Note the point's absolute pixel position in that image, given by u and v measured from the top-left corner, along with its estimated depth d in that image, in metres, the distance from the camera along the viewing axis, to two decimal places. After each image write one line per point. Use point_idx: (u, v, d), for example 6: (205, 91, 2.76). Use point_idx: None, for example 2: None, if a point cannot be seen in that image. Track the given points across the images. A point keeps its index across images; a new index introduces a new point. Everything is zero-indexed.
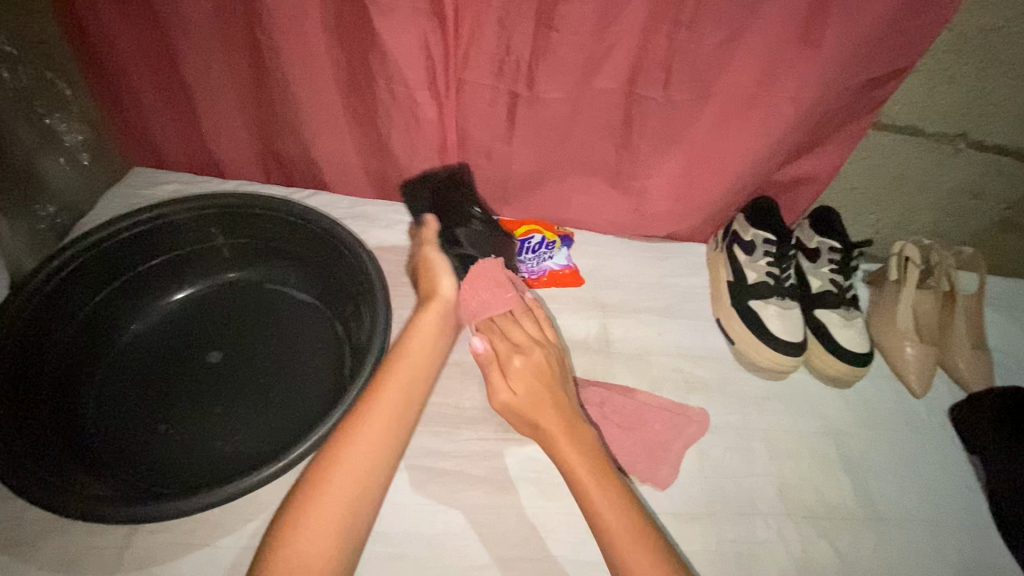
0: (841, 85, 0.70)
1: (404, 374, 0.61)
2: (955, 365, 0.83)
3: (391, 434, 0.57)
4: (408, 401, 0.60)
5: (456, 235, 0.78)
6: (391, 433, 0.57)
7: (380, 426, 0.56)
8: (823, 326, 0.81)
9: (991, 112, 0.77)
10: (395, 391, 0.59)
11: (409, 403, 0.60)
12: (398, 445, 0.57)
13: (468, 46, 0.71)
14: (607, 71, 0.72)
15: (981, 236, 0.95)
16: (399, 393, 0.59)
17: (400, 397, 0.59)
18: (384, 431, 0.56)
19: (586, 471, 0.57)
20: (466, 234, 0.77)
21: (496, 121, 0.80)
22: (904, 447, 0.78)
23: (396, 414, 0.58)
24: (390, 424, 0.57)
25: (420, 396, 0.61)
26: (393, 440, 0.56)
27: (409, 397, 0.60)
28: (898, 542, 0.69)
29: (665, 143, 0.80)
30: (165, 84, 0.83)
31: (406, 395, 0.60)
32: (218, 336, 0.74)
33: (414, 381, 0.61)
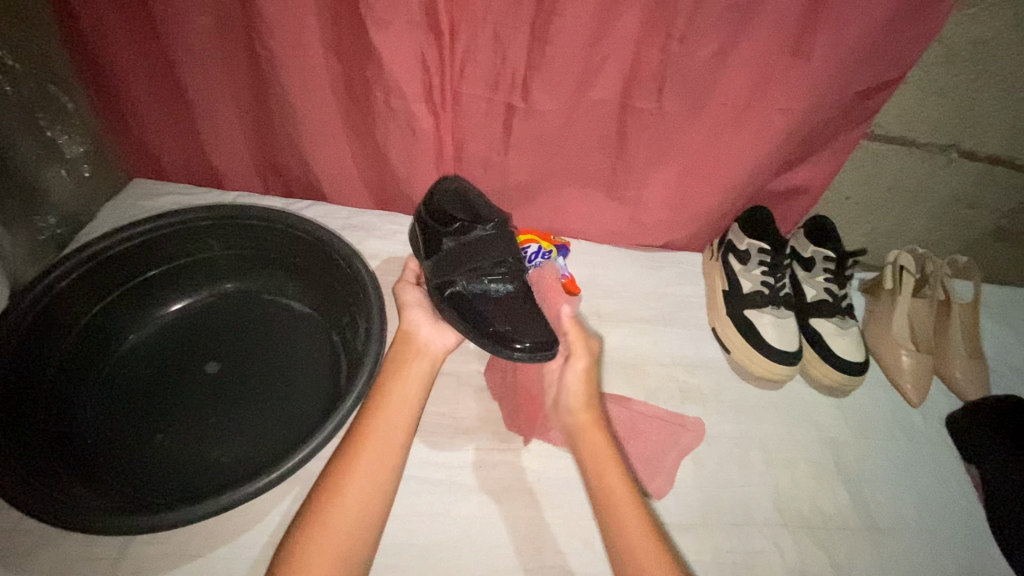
0: (832, 95, 0.71)
1: (379, 433, 0.57)
2: (951, 374, 0.83)
3: (368, 506, 0.53)
4: (386, 463, 0.56)
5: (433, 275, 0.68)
6: (369, 505, 0.53)
7: (356, 497, 0.53)
8: (818, 335, 0.81)
9: (982, 122, 0.77)
10: (370, 453, 0.56)
11: (387, 465, 0.56)
12: (379, 516, 0.54)
13: (464, 60, 0.73)
14: (601, 82, 0.73)
15: (975, 244, 0.95)
16: (376, 455, 0.56)
17: (378, 459, 0.56)
18: (360, 502, 0.53)
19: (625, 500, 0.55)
20: (441, 264, 0.68)
21: (492, 132, 0.81)
22: (901, 456, 0.78)
23: (373, 480, 0.54)
24: (367, 495, 0.53)
25: (400, 454, 0.57)
26: (370, 512, 0.53)
27: (386, 458, 0.56)
28: (895, 552, 0.69)
29: (659, 154, 0.81)
30: (165, 96, 0.84)
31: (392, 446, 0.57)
32: (216, 346, 0.75)
33: (396, 433, 0.58)
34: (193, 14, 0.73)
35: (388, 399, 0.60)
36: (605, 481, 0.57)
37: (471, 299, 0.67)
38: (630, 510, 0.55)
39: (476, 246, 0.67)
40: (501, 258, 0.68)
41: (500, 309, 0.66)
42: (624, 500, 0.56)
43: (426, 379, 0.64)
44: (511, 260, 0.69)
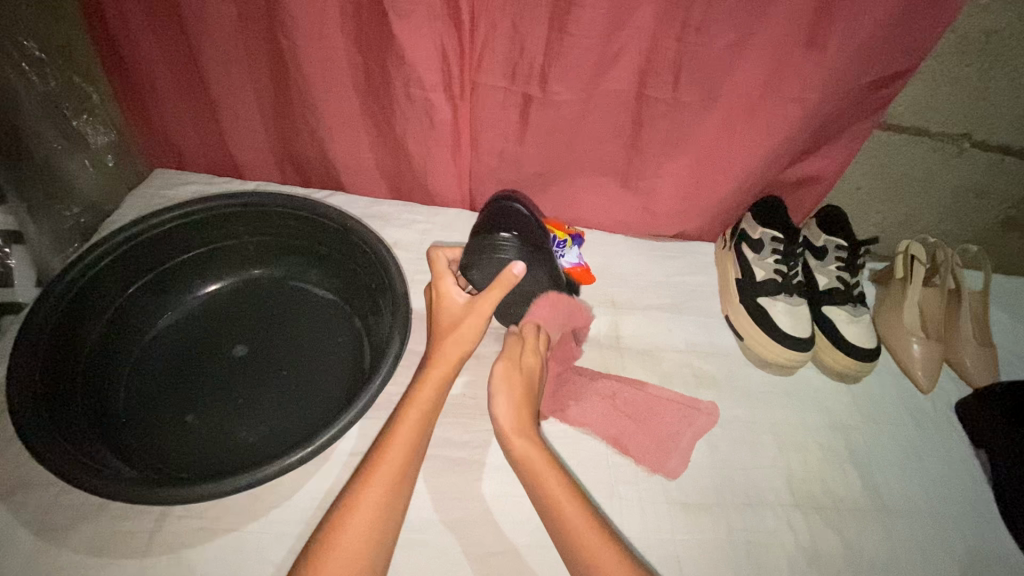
0: (846, 85, 0.72)
1: (395, 460, 0.57)
2: (960, 362, 0.85)
3: (378, 532, 0.54)
4: (399, 490, 0.56)
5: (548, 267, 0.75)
6: (380, 533, 0.54)
7: (368, 524, 0.53)
8: (830, 323, 0.82)
9: (993, 112, 0.78)
10: (385, 480, 0.56)
11: (399, 494, 0.56)
12: (388, 543, 0.54)
13: (482, 50, 0.74)
14: (618, 72, 0.74)
15: (985, 234, 0.96)
16: (390, 475, 0.56)
17: (391, 486, 0.56)
18: (371, 529, 0.53)
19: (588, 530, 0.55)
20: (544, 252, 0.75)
21: (509, 121, 0.83)
22: (913, 440, 0.79)
23: (385, 507, 0.55)
24: (379, 523, 0.54)
25: (410, 482, 0.58)
26: (380, 540, 0.54)
27: (399, 486, 0.56)
28: (906, 533, 0.70)
29: (674, 144, 0.82)
30: (188, 89, 0.85)
31: (413, 450, 0.59)
32: (243, 330, 0.77)
33: (416, 442, 0.59)
34: (216, 6, 0.74)
35: (402, 425, 0.59)
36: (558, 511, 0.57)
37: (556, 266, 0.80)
38: (597, 540, 0.54)
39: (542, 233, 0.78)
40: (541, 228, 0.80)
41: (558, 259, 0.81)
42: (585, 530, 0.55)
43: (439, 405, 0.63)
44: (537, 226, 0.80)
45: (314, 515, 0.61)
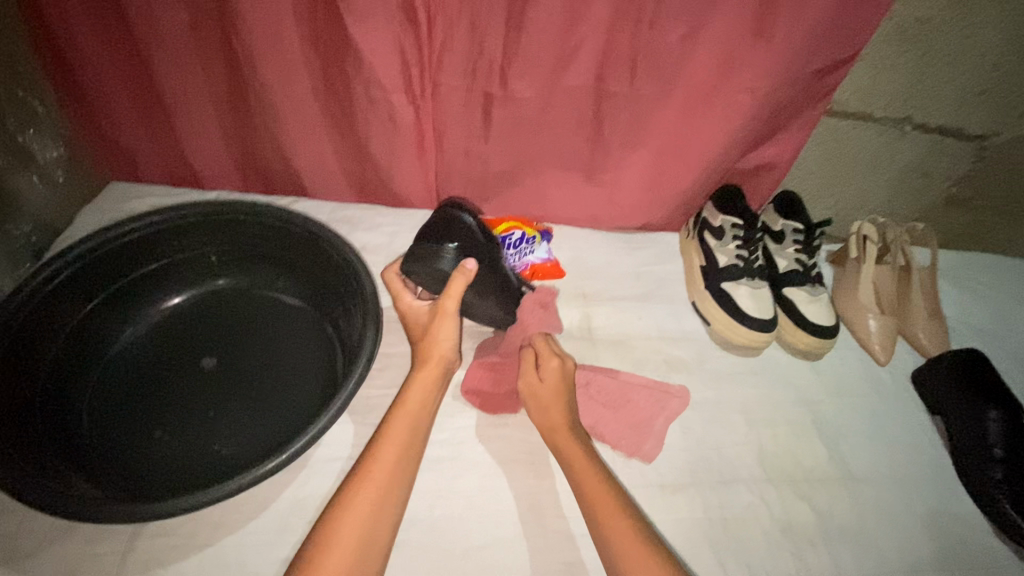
0: (793, 75, 0.75)
1: (383, 472, 0.58)
2: (914, 334, 0.89)
3: (379, 521, 0.55)
4: (386, 508, 0.56)
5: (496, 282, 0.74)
6: (367, 552, 0.53)
7: (367, 513, 0.55)
8: (791, 303, 0.85)
9: (930, 96, 0.83)
10: (384, 470, 0.58)
11: (397, 487, 0.58)
12: (376, 565, 0.53)
13: (442, 49, 0.74)
14: (576, 68, 0.76)
15: (931, 212, 1.01)
16: (389, 466, 0.58)
17: (381, 496, 0.56)
18: (361, 539, 0.53)
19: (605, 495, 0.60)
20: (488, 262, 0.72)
21: (472, 120, 0.83)
22: (874, 410, 0.82)
23: (377, 512, 0.55)
24: (378, 511, 0.55)
25: (400, 495, 0.58)
26: (368, 557, 0.53)
27: (386, 504, 0.56)
28: (873, 498, 0.73)
29: (635, 137, 0.84)
30: (141, 99, 0.83)
31: (411, 442, 0.61)
32: (211, 342, 0.75)
33: (415, 435, 0.62)
34: (167, 14, 0.73)
35: (397, 421, 0.62)
36: (585, 481, 0.62)
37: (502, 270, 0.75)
38: (599, 493, 0.61)
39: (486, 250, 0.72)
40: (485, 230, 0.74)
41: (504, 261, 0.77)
42: (596, 491, 0.61)
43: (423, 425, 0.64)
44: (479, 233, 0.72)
45: (294, 523, 0.60)
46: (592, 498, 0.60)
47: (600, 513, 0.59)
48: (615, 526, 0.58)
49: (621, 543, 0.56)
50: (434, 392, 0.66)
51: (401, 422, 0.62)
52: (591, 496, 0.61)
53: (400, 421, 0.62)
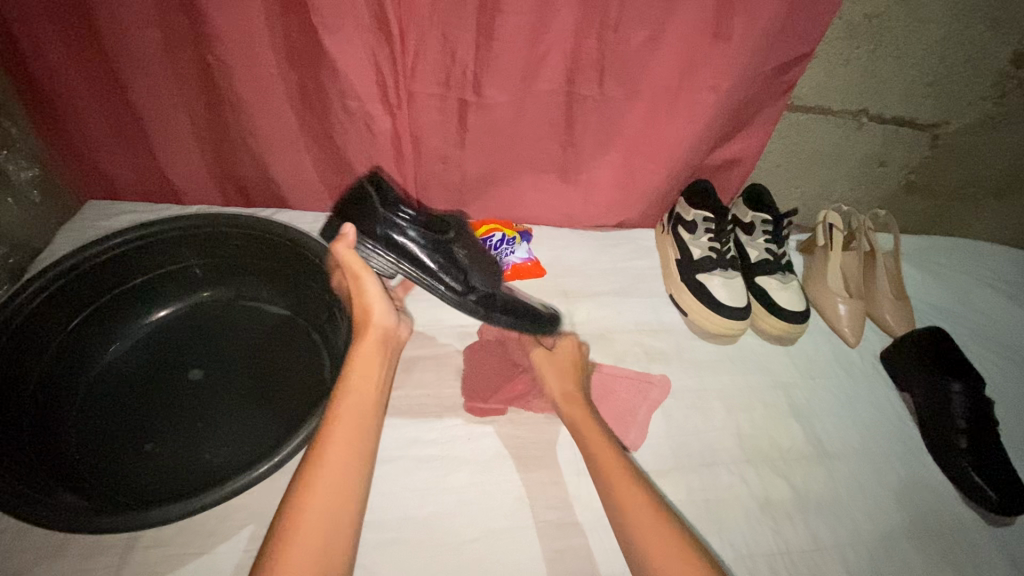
0: (753, 73, 0.79)
1: (350, 419, 0.60)
2: (881, 315, 0.93)
3: (355, 464, 0.57)
4: (345, 508, 0.54)
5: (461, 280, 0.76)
6: (329, 555, 0.51)
7: (342, 457, 0.57)
8: (764, 290, 0.89)
9: (883, 89, 0.87)
10: (350, 419, 0.60)
11: (366, 432, 0.60)
12: (355, 511, 0.55)
13: (415, 58, 0.76)
14: (546, 73, 0.79)
15: (892, 199, 1.06)
16: (354, 415, 0.61)
17: (354, 440, 0.59)
18: (341, 480, 0.55)
19: (619, 470, 0.62)
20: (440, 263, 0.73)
21: (448, 126, 0.86)
22: (845, 390, 0.86)
23: (351, 455, 0.58)
24: (352, 454, 0.58)
25: (370, 440, 0.60)
26: (349, 496, 0.55)
27: (344, 503, 0.54)
28: (847, 473, 0.76)
29: (606, 137, 0.87)
30: (116, 117, 0.84)
31: (372, 393, 0.64)
32: (197, 353, 0.76)
33: (375, 385, 0.65)
34: (140, 33, 0.74)
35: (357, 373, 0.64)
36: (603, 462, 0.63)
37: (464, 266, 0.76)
38: (616, 471, 0.61)
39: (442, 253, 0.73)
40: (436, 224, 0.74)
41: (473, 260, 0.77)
42: (612, 468, 0.62)
43: (374, 420, 0.62)
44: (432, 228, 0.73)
45: None
46: (605, 472, 0.61)
47: (615, 484, 0.60)
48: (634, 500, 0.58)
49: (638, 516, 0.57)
50: (381, 387, 0.65)
51: (360, 374, 0.64)
52: (606, 472, 0.62)
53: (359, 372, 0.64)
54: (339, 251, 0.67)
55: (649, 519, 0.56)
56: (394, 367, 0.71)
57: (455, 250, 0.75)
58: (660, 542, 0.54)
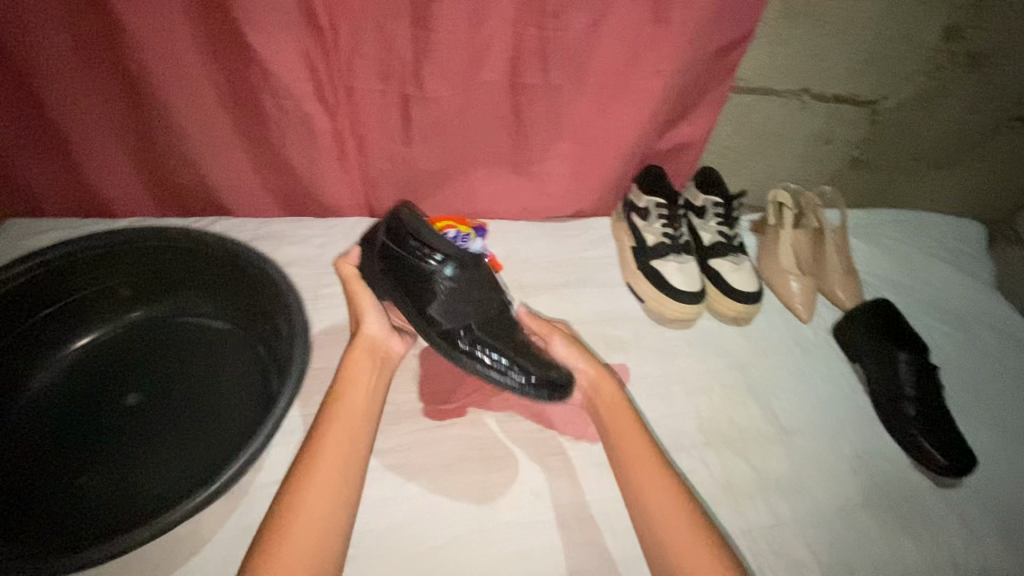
0: (696, 56, 0.79)
1: (347, 410, 0.62)
2: (832, 290, 0.96)
3: (352, 452, 0.59)
4: (334, 514, 0.55)
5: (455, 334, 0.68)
6: (324, 537, 0.53)
7: (339, 445, 0.59)
8: (717, 274, 0.89)
9: (823, 67, 0.89)
10: (347, 411, 0.62)
11: (364, 423, 0.62)
12: (352, 495, 0.57)
13: (351, 53, 0.73)
14: (489, 63, 0.77)
15: (838, 175, 1.08)
16: (351, 406, 0.63)
17: (350, 430, 0.61)
18: (340, 466, 0.57)
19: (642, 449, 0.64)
20: (445, 307, 0.67)
21: (392, 123, 0.83)
22: (800, 366, 0.87)
23: (348, 443, 0.60)
24: (350, 442, 0.60)
25: (368, 428, 0.62)
26: (347, 482, 0.57)
27: (340, 494, 0.56)
28: (804, 448, 0.78)
29: (555, 127, 0.86)
30: (29, 126, 0.77)
31: (371, 387, 0.66)
32: (132, 376, 0.71)
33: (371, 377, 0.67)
34: (45, 34, 0.68)
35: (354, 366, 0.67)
36: (624, 441, 0.65)
37: (470, 320, 0.68)
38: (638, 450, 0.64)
39: (456, 293, 0.67)
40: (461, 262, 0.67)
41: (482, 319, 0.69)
42: (631, 446, 0.64)
43: (368, 416, 0.64)
44: (458, 266, 0.67)
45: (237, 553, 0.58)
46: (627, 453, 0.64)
47: (635, 464, 0.63)
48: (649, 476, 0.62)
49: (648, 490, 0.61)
50: (377, 383, 0.68)
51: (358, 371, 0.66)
52: (629, 451, 0.64)
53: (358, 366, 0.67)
54: (340, 267, 0.74)
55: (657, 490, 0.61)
56: (388, 380, 0.71)
57: (432, 288, 0.66)
58: (669, 520, 0.58)
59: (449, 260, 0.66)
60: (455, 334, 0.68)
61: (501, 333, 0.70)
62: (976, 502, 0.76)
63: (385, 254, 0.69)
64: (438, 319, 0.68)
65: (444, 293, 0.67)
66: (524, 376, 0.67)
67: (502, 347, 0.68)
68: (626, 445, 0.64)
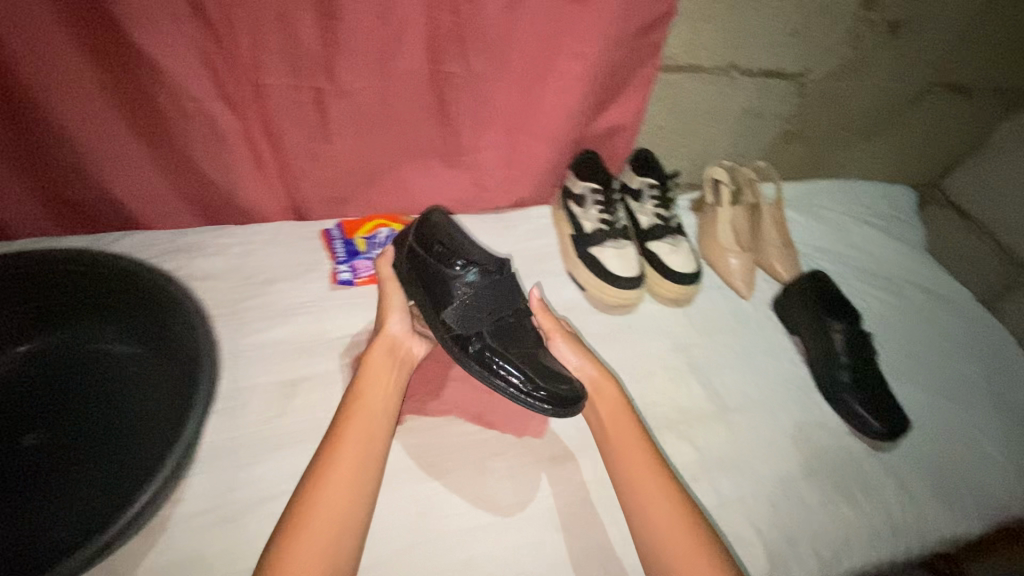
0: (619, 36, 0.77)
1: (364, 409, 0.62)
2: (769, 264, 0.97)
3: (368, 449, 0.59)
4: (350, 512, 0.54)
5: (468, 341, 0.69)
6: (340, 535, 0.53)
7: (356, 442, 0.59)
8: (656, 256, 0.89)
9: (748, 43, 0.88)
10: (362, 410, 0.62)
11: (380, 421, 0.62)
12: (369, 493, 0.57)
13: (253, 47, 0.68)
14: (405, 53, 0.73)
15: (772, 149, 1.09)
16: (368, 404, 0.62)
17: (366, 428, 0.60)
18: (356, 464, 0.57)
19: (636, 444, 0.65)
20: (462, 314, 0.69)
21: (308, 120, 0.78)
22: (741, 342, 0.88)
23: (365, 441, 0.59)
24: (366, 439, 0.59)
25: (385, 425, 0.62)
26: (363, 480, 0.57)
27: (355, 494, 0.55)
28: (747, 424, 0.79)
29: (482, 116, 0.83)
30: None
31: (387, 386, 0.66)
32: (19, 416, 0.65)
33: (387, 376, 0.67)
34: None
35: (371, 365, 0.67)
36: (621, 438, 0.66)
37: (486, 331, 0.69)
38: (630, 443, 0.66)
39: (476, 301, 0.69)
40: (484, 269, 0.70)
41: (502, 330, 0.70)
42: (626, 443, 0.66)
43: (385, 414, 0.63)
44: (483, 274, 0.70)
45: None
46: (620, 447, 0.66)
47: (628, 456, 0.64)
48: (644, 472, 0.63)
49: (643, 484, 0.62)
50: (395, 383, 0.67)
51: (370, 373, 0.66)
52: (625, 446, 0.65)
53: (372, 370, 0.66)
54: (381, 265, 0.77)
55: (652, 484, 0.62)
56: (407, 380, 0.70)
57: (452, 294, 0.69)
58: (663, 511, 0.60)
59: (474, 268, 0.69)
60: (468, 340, 0.69)
61: (517, 347, 0.70)
62: (911, 462, 0.79)
63: (411, 259, 0.73)
64: (452, 325, 0.69)
65: (463, 300, 0.69)
66: (533, 388, 0.67)
67: (513, 359, 0.69)
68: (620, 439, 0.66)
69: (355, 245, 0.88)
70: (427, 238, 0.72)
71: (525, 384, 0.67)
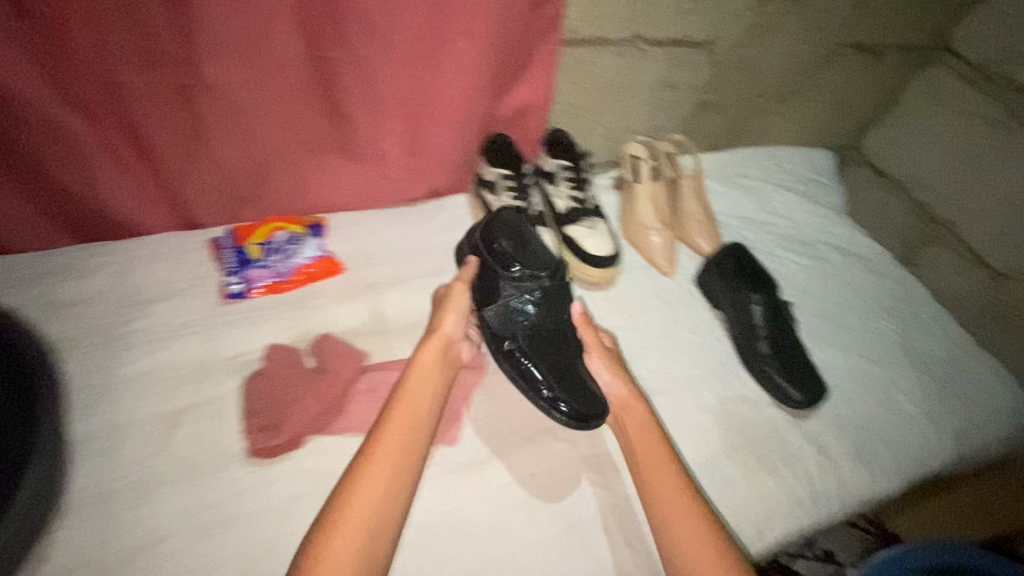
0: (510, 8, 0.72)
1: (410, 403, 0.62)
2: (691, 239, 0.95)
3: (412, 440, 0.60)
4: (389, 506, 0.55)
5: (501, 343, 0.74)
6: (377, 527, 0.53)
7: (398, 434, 0.60)
8: (572, 240, 0.86)
9: (651, 12, 0.85)
10: (405, 404, 0.62)
11: (423, 415, 0.63)
12: (408, 485, 0.58)
13: (92, 41, 0.60)
14: (275, 39, 0.65)
15: (689, 120, 1.07)
16: (412, 398, 0.63)
17: (411, 421, 0.61)
18: (396, 456, 0.58)
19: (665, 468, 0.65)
20: (501, 318, 0.74)
21: (174, 121, 0.69)
22: (662, 321, 0.87)
23: (408, 434, 0.60)
24: (407, 431, 0.60)
25: (427, 418, 0.63)
26: (404, 470, 0.58)
27: (395, 486, 0.56)
28: (669, 405, 0.78)
29: (377, 104, 0.76)
30: None
31: (430, 378, 0.66)
32: None
33: (433, 368, 0.67)
34: None
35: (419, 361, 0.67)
36: (650, 455, 0.66)
37: (522, 339, 0.73)
38: (659, 463, 0.65)
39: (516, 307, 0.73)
40: (535, 277, 0.73)
41: (541, 343, 0.73)
42: (652, 463, 0.66)
43: (429, 407, 0.64)
44: (534, 279, 0.73)
45: None
46: (643, 462, 0.66)
47: (658, 481, 0.64)
48: (675, 498, 0.63)
49: (675, 511, 0.62)
50: (439, 376, 0.67)
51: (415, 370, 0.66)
52: (649, 459, 0.66)
53: (417, 372, 0.66)
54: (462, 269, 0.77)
55: (683, 514, 0.61)
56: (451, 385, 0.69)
57: (499, 294, 0.74)
58: (693, 537, 0.60)
59: (528, 275, 0.73)
60: (503, 340, 0.74)
61: (553, 354, 0.73)
62: (830, 427, 0.80)
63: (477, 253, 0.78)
64: (491, 324, 0.74)
65: (505, 302, 0.73)
66: (553, 394, 0.70)
67: (543, 363, 0.72)
68: (648, 458, 0.66)
69: (247, 251, 0.81)
70: (492, 237, 0.76)
71: (553, 392, 0.70)
